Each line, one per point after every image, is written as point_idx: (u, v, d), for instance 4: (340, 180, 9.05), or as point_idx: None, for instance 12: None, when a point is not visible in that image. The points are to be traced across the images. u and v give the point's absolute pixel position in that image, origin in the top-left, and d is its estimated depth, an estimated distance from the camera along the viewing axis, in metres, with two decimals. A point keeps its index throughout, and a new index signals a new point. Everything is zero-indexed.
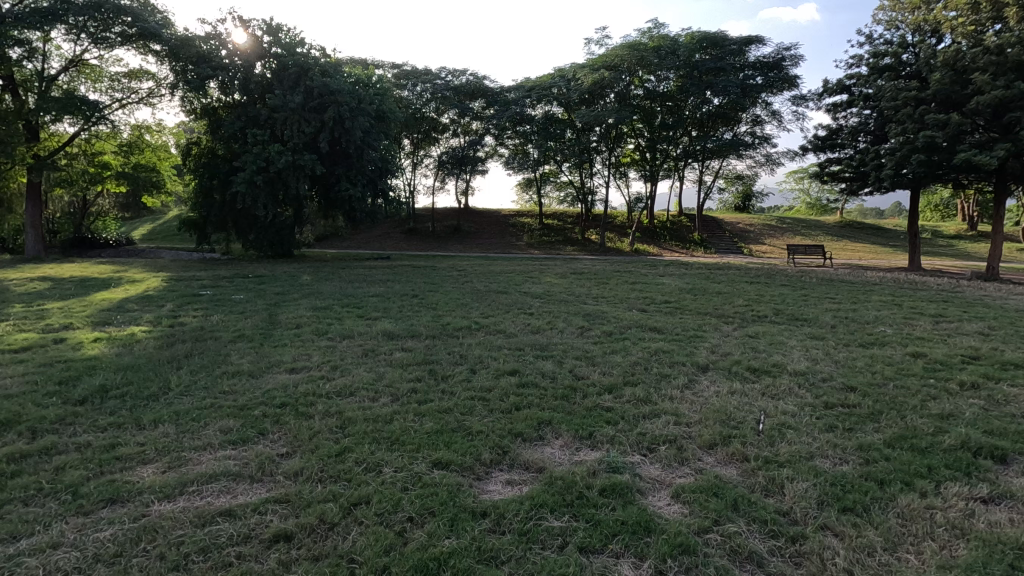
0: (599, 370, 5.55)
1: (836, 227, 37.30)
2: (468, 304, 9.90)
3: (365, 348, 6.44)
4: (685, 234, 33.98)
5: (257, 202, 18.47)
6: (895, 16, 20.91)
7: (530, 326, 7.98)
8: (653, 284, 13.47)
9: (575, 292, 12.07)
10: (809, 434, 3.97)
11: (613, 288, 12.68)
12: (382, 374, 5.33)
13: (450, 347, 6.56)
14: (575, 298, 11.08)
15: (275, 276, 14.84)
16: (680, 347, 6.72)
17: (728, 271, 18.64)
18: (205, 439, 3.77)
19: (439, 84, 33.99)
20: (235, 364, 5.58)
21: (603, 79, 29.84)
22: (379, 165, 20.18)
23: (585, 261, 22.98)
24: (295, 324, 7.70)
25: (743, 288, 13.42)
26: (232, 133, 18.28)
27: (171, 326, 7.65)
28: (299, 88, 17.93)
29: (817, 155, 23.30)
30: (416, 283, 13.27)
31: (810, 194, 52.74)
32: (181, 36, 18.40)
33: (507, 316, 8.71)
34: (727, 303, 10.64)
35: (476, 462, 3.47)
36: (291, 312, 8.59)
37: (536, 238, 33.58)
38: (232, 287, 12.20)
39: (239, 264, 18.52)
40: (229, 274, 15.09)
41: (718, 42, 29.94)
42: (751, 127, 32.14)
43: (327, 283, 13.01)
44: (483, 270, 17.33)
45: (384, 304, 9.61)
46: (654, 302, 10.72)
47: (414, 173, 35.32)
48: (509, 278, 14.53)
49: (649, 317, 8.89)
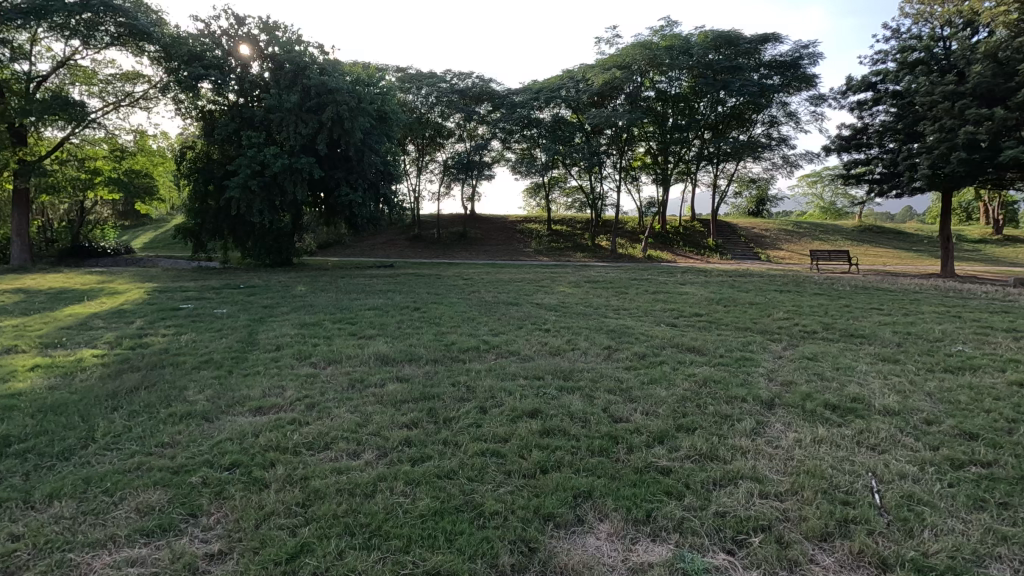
0: (642, 409, 4.42)
1: (855, 231, 36.00)
2: (476, 319, 8.83)
3: (354, 376, 5.36)
4: (699, 239, 32.84)
5: (252, 208, 17.51)
6: (925, 8, 19.77)
7: (549, 346, 6.89)
8: (676, 295, 12.39)
9: (593, 303, 10.99)
10: (956, 516, 2.83)
11: (633, 299, 11.59)
12: (370, 416, 4.24)
13: (456, 375, 5.47)
14: (593, 311, 9.99)
15: (268, 286, 13.83)
16: (731, 374, 5.59)
17: (751, 278, 17.50)
18: (107, 529, 2.68)
19: (445, 87, 33.21)
20: (190, 402, 4.51)
21: (613, 79, 28.88)
22: (382, 169, 19.19)
23: (597, 268, 21.86)
24: (276, 344, 6.65)
25: (774, 298, 12.30)
26: (226, 135, 17.36)
27: (132, 348, 6.62)
28: (296, 88, 17.00)
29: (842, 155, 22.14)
30: (419, 294, 12.25)
31: (824, 198, 51.50)
32: (174, 35, 17.51)
33: (520, 334, 7.62)
34: (765, 316, 9.51)
35: (490, 573, 2.38)
36: (274, 330, 7.55)
37: (545, 244, 32.53)
38: (218, 299, 11.17)
39: (234, 274, 17.55)
40: (218, 284, 14.10)
41: (732, 40, 28.78)
42: (766, 128, 30.99)
43: (323, 295, 12.01)
44: (492, 279, 16.26)
45: (382, 320, 8.56)
46: (683, 315, 9.59)
47: (419, 178, 34.48)
48: (520, 289, 13.47)
49: (684, 334, 7.78)
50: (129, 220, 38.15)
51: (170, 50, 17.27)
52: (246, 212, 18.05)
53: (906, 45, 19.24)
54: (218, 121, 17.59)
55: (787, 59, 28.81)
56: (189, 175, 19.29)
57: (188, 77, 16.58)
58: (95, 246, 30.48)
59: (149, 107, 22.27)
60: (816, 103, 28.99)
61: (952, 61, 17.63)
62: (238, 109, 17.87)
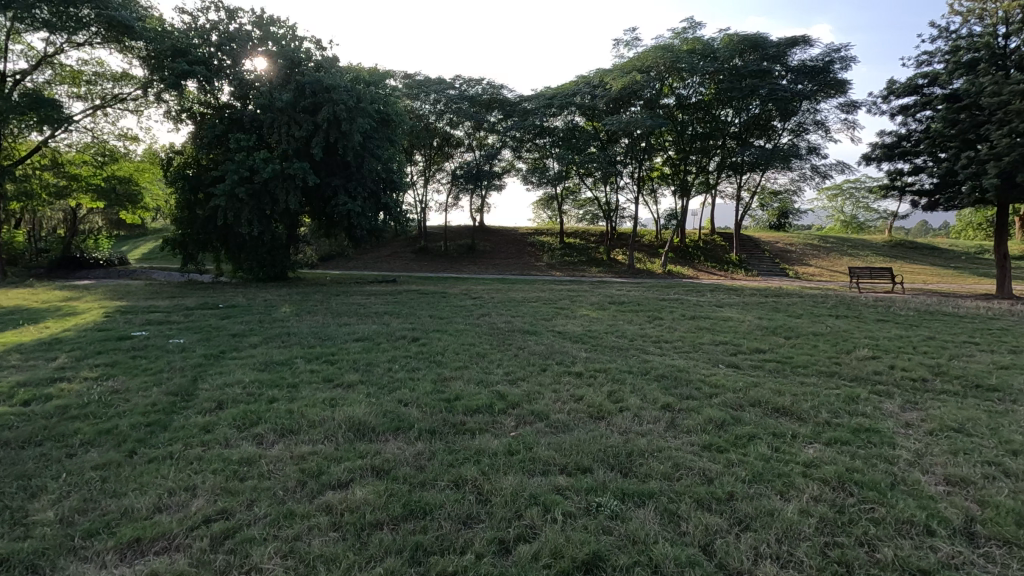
0: (771, 557, 2.62)
1: (885, 247, 34.04)
2: (489, 356, 7.11)
3: (309, 466, 3.61)
4: (721, 254, 31.06)
5: (240, 217, 15.93)
6: (979, 4, 18.23)
7: (589, 405, 5.12)
8: (720, 322, 10.60)
9: (626, 333, 9.22)
10: None
11: (672, 327, 9.84)
12: (311, 571, 2.47)
13: (463, 464, 3.71)
14: (629, 345, 8.22)
15: (249, 306, 12.16)
16: (866, 463, 3.79)
17: (793, 300, 15.71)
18: None
19: (453, 94, 31.76)
20: (28, 527, 2.77)
21: (633, 83, 27.16)
22: (384, 176, 17.60)
23: (617, 286, 20.16)
24: (223, 398, 4.96)
25: (835, 326, 10.48)
26: (213, 138, 15.84)
27: (26, 403, 4.90)
28: (289, 86, 15.46)
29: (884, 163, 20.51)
30: (419, 319, 10.54)
31: (845, 212, 49.71)
32: (158, 28, 16.04)
33: (546, 383, 5.85)
34: (845, 354, 7.68)
35: None
36: (227, 374, 5.84)
37: (557, 258, 30.80)
38: (184, 324, 9.48)
39: (219, 290, 15.93)
40: (194, 303, 12.45)
41: (758, 44, 26.98)
42: (793, 137, 29.27)
43: (308, 319, 10.30)
44: (502, 299, 14.52)
45: (371, 357, 6.85)
46: (742, 352, 7.80)
47: (426, 188, 32.96)
48: (536, 312, 11.70)
49: (762, 385, 5.98)
50: (124, 230, 36.80)
51: (152, 44, 15.79)
52: (235, 221, 16.48)
53: (959, 44, 17.76)
54: (206, 123, 16.11)
55: (818, 63, 26.91)
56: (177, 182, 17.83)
57: (171, 73, 15.05)
58: (85, 256, 29.12)
59: (139, 109, 20.94)
60: (848, 111, 27.40)
61: (1016, 59, 16.05)
62: (228, 109, 16.38)
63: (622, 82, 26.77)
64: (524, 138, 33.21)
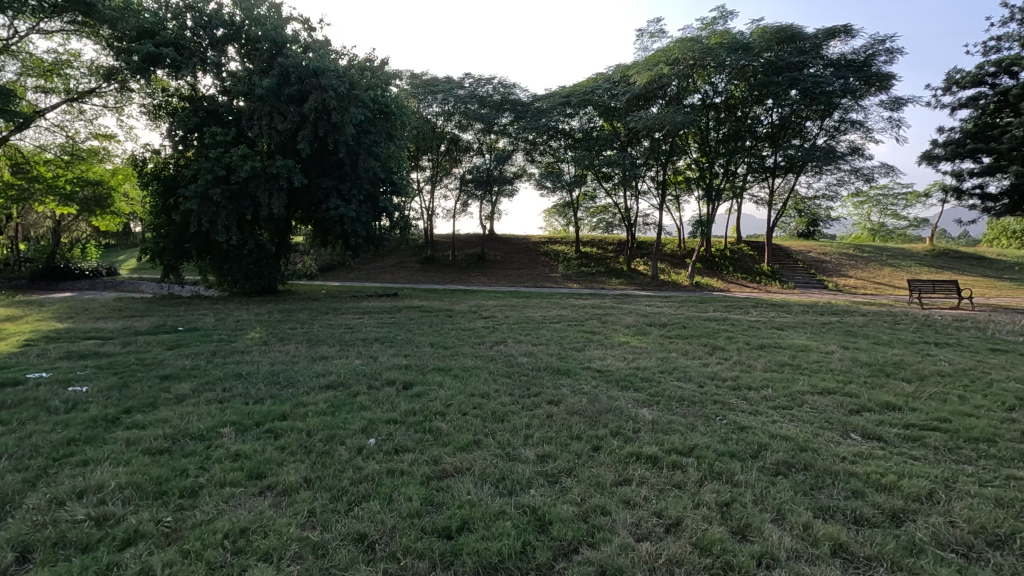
0: None
1: (928, 256, 31.49)
2: (511, 422, 4.87)
3: None
4: (751, 264, 28.78)
5: (217, 223, 13.89)
6: None
7: (699, 549, 2.87)
8: (799, 355, 8.28)
9: (688, 376, 6.92)
10: None
11: (747, 365, 7.55)
12: None
13: None
14: (704, 397, 5.94)
15: (215, 330, 10.04)
16: None
17: (859, 320, 13.40)
18: None
19: (462, 94, 29.76)
20: None
21: (659, 76, 24.98)
22: (383, 176, 15.48)
23: (644, 301, 17.89)
24: (40, 539, 2.77)
25: (953, 360, 8.12)
26: (185, 133, 13.81)
27: None
28: (272, 71, 13.35)
29: (961, 162, 18.60)
30: (416, 349, 8.34)
31: (871, 219, 47.34)
32: (123, 6, 14.00)
33: (608, 486, 3.58)
34: (1020, 415, 5.34)
35: None
36: (92, 469, 3.61)
37: (573, 268, 28.66)
38: (111, 359, 7.32)
39: (193, 307, 13.88)
40: (150, 325, 10.38)
41: (794, 36, 24.77)
42: (831, 137, 26.93)
43: (274, 350, 8.12)
44: (518, 318, 12.32)
45: (338, 427, 4.65)
46: (869, 411, 5.46)
47: (433, 194, 30.96)
48: (562, 339, 9.43)
49: (961, 486, 3.68)
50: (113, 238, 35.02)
51: (115, 23, 13.72)
52: (212, 227, 14.43)
53: None
54: (178, 115, 14.06)
55: (860, 57, 24.70)
56: (150, 184, 15.82)
57: (137, 57, 13.01)
58: (67, 268, 27.26)
59: (116, 106, 19.14)
60: (895, 107, 25.20)
61: None
62: (204, 100, 14.33)
63: (648, 76, 24.51)
64: (537, 140, 31.14)
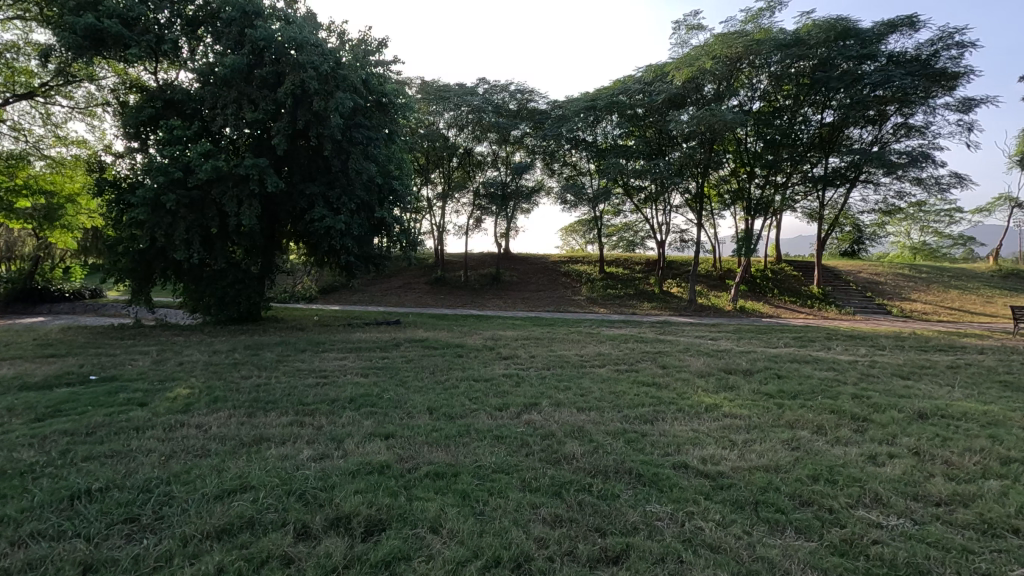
0: None
1: (996, 277, 28.14)
2: None
3: None
4: (798, 286, 25.70)
5: (174, 237, 11.29)
6: None
7: None
8: (1008, 437, 5.26)
9: (873, 491, 3.96)
10: None
11: (952, 464, 4.49)
12: None
13: None
14: (951, 564, 3.01)
15: (134, 382, 7.23)
16: None
17: (986, 361, 10.37)
18: None
19: (478, 99, 27.28)
20: None
21: (698, 73, 22.22)
22: (380, 182, 12.82)
23: (692, 332, 14.92)
24: None
25: None
26: (137, 126, 11.27)
27: None
28: (241, 48, 10.82)
29: None
30: (407, 422, 5.48)
31: (912, 238, 44.00)
32: None
33: None
34: None
35: None
36: None
37: (599, 290, 25.87)
38: None
39: (144, 342, 11.22)
40: (54, 372, 7.65)
41: (848, 30, 22.03)
42: (889, 144, 23.93)
43: (188, 426, 5.29)
44: (548, 359, 9.44)
45: None
46: None
47: (444, 209, 28.42)
48: (621, 402, 6.48)
49: None
50: None
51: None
52: (171, 243, 11.81)
53: None
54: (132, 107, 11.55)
55: (925, 52, 21.84)
56: (105, 192, 13.28)
57: (76, 31, 10.53)
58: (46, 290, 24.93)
59: (82, 105, 16.74)
60: (964, 109, 22.24)
61: None
62: (162, 89, 11.79)
63: (686, 72, 21.81)
64: (558, 150, 28.61)
